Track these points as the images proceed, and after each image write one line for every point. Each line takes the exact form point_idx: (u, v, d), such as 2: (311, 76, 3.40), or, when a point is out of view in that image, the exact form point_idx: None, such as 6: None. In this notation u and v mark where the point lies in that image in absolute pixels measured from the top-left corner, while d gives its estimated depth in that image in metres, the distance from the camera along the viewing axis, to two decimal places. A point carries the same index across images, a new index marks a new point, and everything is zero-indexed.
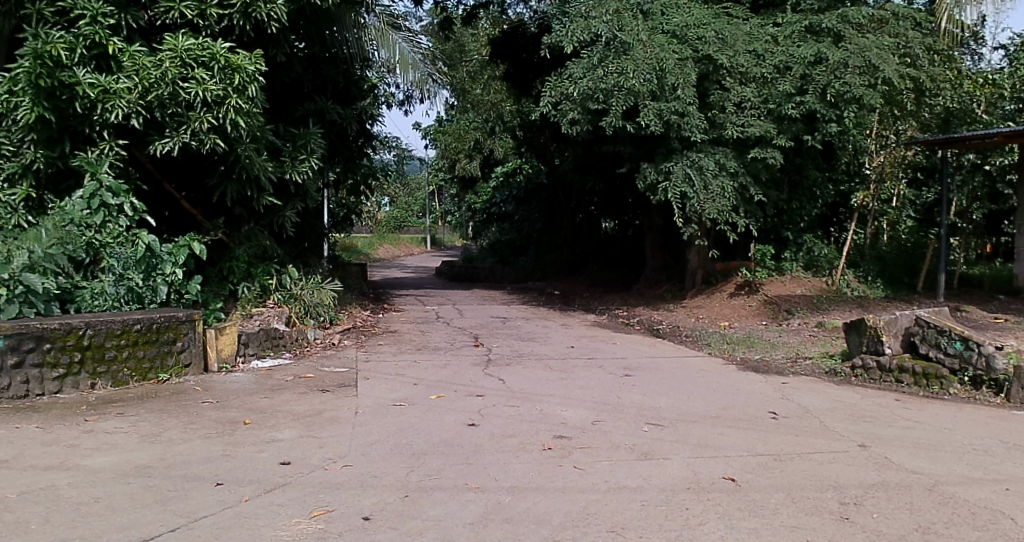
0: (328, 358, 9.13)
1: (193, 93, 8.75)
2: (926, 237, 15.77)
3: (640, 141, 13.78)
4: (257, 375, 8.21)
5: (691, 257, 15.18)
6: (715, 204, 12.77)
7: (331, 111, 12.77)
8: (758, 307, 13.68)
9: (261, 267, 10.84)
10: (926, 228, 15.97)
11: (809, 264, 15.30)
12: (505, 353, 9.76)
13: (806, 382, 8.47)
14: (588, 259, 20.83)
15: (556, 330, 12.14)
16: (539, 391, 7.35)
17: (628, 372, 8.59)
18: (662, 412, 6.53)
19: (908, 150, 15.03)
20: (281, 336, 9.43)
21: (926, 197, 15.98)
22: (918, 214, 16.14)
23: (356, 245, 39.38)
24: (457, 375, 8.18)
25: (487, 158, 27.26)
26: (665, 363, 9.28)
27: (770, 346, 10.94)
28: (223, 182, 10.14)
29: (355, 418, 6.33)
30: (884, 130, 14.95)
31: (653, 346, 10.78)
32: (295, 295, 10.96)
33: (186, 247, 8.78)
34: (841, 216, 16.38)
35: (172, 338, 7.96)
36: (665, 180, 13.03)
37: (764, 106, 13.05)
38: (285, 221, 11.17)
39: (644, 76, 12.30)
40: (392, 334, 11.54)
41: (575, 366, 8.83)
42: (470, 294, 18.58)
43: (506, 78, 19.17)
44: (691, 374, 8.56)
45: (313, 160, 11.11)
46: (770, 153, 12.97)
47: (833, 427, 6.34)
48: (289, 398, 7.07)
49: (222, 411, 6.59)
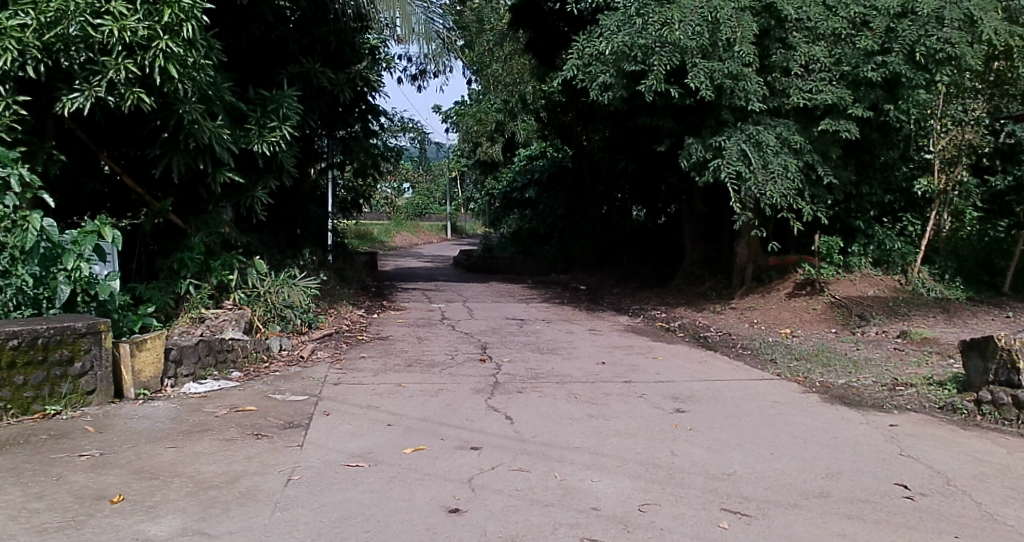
0: (287, 379, 7.07)
1: (108, 33, 6.68)
2: (997, 232, 13.02)
3: (683, 113, 11.57)
4: (182, 406, 6.18)
5: (740, 249, 12.97)
6: (777, 186, 10.47)
7: (319, 75, 10.78)
8: (824, 310, 11.44)
9: (222, 258, 8.86)
10: (995, 219, 13.22)
11: (879, 260, 12.85)
12: (516, 373, 7.60)
13: (922, 426, 6.27)
14: (618, 250, 18.72)
15: (583, 337, 9.97)
16: (561, 441, 5.22)
17: (679, 404, 6.45)
18: (744, 490, 4.40)
19: (977, 133, 12.23)
20: (230, 349, 7.33)
21: (993, 184, 13.12)
22: (983, 204, 13.37)
23: (371, 233, 37.37)
24: (449, 408, 6.06)
25: (510, 141, 25.01)
26: (726, 391, 7.07)
27: (852, 364, 8.71)
28: (168, 154, 8.14)
29: (282, 491, 4.27)
30: (959, 104, 12.22)
31: (703, 361, 8.57)
32: (260, 293, 8.92)
33: (95, 233, 6.58)
34: (895, 204, 13.55)
35: (67, 356, 5.92)
36: (714, 158, 10.81)
37: (836, 68, 10.78)
38: (255, 201, 9.19)
39: (692, 29, 10.10)
40: (382, 341, 9.44)
41: (608, 395, 6.67)
42: (484, 289, 16.48)
43: (529, 48, 16.92)
44: (763, 412, 6.37)
45: (286, 128, 9.02)
46: (843, 125, 10.68)
47: (1006, 521, 4.19)
48: (203, 451, 5.02)
49: (93, 475, 4.56)
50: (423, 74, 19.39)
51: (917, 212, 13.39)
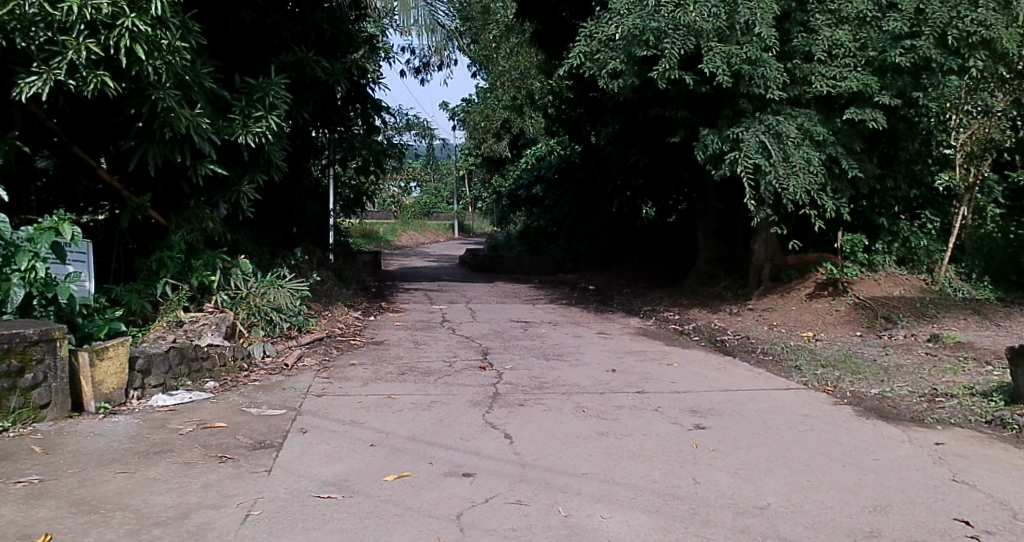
0: (266, 390, 6.45)
1: (68, 10, 6.11)
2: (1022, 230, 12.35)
3: (698, 103, 10.88)
4: (146, 421, 5.57)
5: (756, 247, 12.29)
6: (799, 180, 9.79)
7: (312, 63, 10.13)
8: (847, 312, 10.75)
9: (203, 258, 8.26)
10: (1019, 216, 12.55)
11: (904, 259, 12.17)
12: (519, 382, 6.95)
13: (972, 444, 5.60)
14: (628, 248, 18.04)
15: (592, 341, 9.32)
16: (567, 465, 4.59)
17: (699, 419, 5.80)
18: (780, 530, 3.78)
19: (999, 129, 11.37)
20: (205, 357, 6.72)
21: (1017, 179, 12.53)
22: (1005, 200, 12.73)
23: (377, 232, 36.79)
24: (441, 424, 5.42)
25: (517, 138, 24.37)
26: (749, 403, 6.40)
27: (883, 371, 8.02)
28: (144, 144, 7.55)
29: (238, 531, 3.66)
30: (983, 94, 11.29)
31: (721, 368, 7.91)
32: (245, 295, 8.31)
33: (52, 230, 6.07)
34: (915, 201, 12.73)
35: (16, 368, 5.29)
36: (731, 150, 10.11)
37: (860, 53, 10.06)
38: (240, 196, 8.57)
39: (707, 11, 9.46)
40: (376, 345, 8.82)
41: (619, 408, 6.01)
42: (490, 290, 15.84)
43: (536, 40, 16.20)
44: (792, 428, 5.71)
45: (272, 117, 8.40)
46: (869, 115, 10.00)
47: None
48: (158, 478, 4.40)
49: (24, 508, 3.95)
50: (427, 68, 18.78)
51: (937, 209, 12.62)
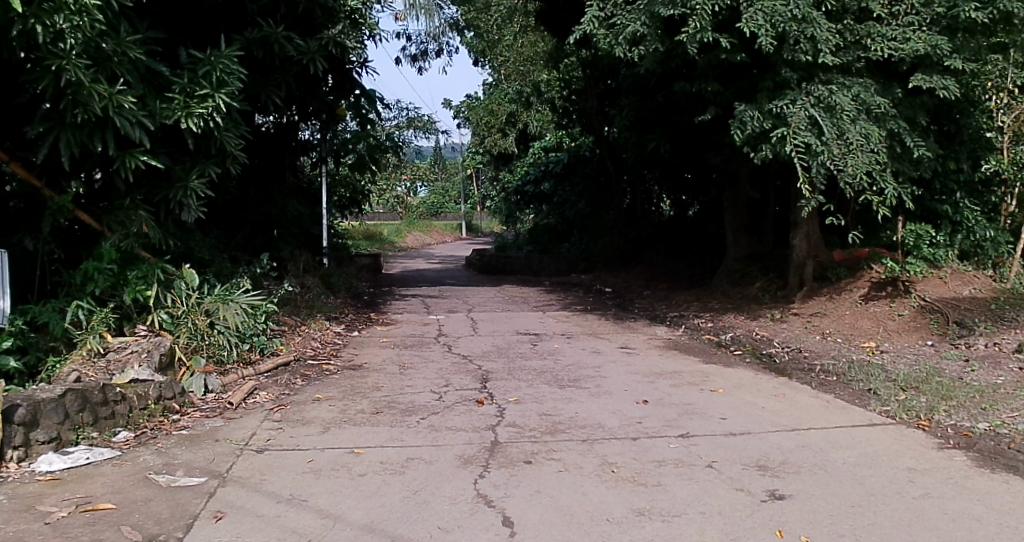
0: (193, 443, 4.92)
1: None
2: None
3: (732, 75, 9.27)
4: (13, 499, 4.04)
5: (797, 242, 10.64)
6: (859, 160, 8.19)
7: (278, 40, 8.54)
8: (912, 317, 9.12)
9: (140, 268, 6.79)
10: None
11: (967, 253, 10.50)
12: (525, 422, 5.38)
13: None
14: (647, 246, 16.43)
15: (615, 360, 7.73)
16: None
17: (772, 483, 4.19)
18: None
19: None
20: (117, 400, 5.20)
21: None
22: None
23: (381, 234, 35.29)
24: (414, 500, 3.87)
25: (524, 132, 22.91)
26: (831, 452, 4.78)
27: (981, 392, 6.36)
28: (54, 129, 6.04)
29: None
30: None
31: (779, 396, 6.28)
32: (187, 314, 6.78)
33: None
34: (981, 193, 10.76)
35: None
36: (775, 127, 8.49)
37: (925, 10, 8.38)
38: (187, 193, 7.05)
39: None
40: (353, 370, 7.27)
41: (660, 466, 4.42)
42: (496, 295, 14.28)
43: (541, 21, 14.51)
44: (903, 495, 4.10)
45: (219, 96, 6.87)
46: (939, 82, 8.34)
47: None
48: None
49: None
50: (424, 55, 17.24)
51: (988, 196, 10.79)
